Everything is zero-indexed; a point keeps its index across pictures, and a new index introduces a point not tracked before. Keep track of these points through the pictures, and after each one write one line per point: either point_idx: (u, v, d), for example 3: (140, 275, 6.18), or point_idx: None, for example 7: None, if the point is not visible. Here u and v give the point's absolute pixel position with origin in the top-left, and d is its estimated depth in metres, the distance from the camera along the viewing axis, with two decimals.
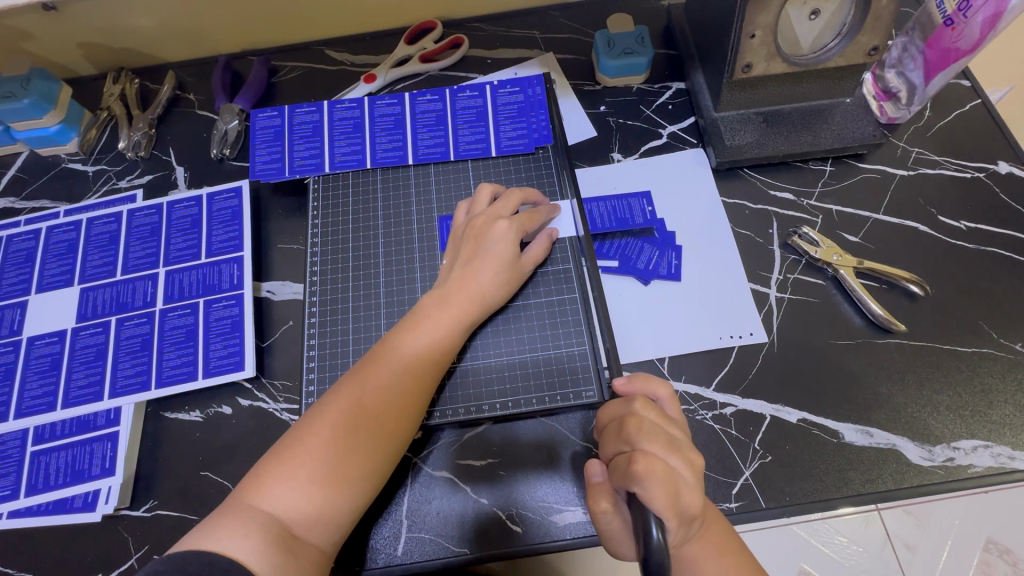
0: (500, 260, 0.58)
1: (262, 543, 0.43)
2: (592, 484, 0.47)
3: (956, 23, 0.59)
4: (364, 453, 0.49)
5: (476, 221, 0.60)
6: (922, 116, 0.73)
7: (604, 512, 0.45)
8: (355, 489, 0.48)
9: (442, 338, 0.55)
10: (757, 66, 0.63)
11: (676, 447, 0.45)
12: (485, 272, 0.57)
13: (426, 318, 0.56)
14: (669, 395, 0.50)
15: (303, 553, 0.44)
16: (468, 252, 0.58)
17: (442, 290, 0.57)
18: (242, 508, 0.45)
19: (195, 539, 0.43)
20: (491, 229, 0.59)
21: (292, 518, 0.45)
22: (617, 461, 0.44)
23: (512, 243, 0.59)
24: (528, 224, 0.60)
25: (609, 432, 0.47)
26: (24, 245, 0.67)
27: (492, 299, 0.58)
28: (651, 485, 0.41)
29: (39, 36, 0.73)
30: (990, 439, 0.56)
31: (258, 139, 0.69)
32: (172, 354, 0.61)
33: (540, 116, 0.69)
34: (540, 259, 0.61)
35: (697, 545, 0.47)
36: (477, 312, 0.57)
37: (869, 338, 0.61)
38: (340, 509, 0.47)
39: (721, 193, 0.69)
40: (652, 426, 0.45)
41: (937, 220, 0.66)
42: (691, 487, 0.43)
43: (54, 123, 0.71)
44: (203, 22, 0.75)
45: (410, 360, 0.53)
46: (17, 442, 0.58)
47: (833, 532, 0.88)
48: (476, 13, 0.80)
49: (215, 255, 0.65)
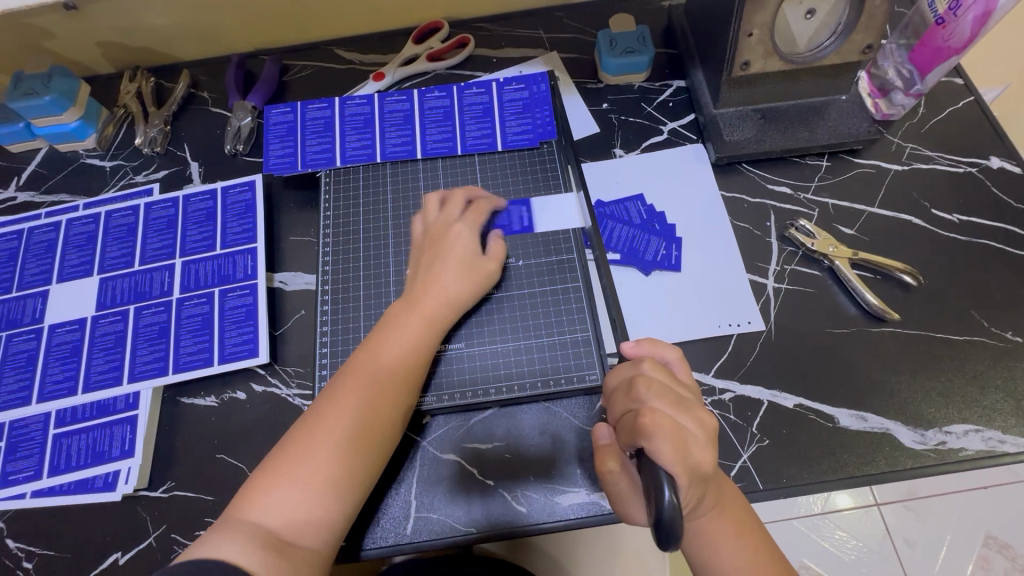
0: (461, 262, 0.59)
1: (255, 551, 0.44)
2: (600, 446, 0.50)
3: (947, 22, 0.61)
4: (344, 458, 0.50)
5: (432, 228, 0.62)
6: (916, 112, 0.75)
7: (611, 472, 0.49)
8: (342, 491, 0.49)
9: (411, 339, 0.56)
10: (755, 63, 0.65)
11: (686, 406, 0.46)
12: (449, 275, 0.59)
13: (397, 322, 0.57)
14: (676, 357, 0.51)
15: (298, 556, 0.46)
16: (428, 257, 0.60)
17: (410, 296, 0.58)
18: (232, 523, 0.46)
19: (198, 547, 0.44)
20: (445, 234, 0.61)
21: (283, 527, 0.46)
22: (626, 420, 0.46)
23: (470, 245, 0.61)
24: (478, 219, 0.63)
25: (619, 393, 0.49)
26: (45, 236, 0.69)
27: (461, 299, 0.59)
28: (660, 439, 0.42)
29: (58, 35, 0.75)
30: (981, 424, 0.58)
31: (271, 134, 0.71)
32: (189, 342, 0.63)
33: (545, 113, 0.71)
34: (503, 256, 0.63)
35: (715, 521, 0.48)
36: (446, 311, 0.58)
37: (864, 326, 0.63)
38: (330, 512, 0.48)
39: (720, 187, 0.71)
40: (661, 386, 0.47)
41: (930, 214, 0.68)
42: (701, 444, 0.44)
43: (73, 119, 0.73)
44: (217, 21, 0.77)
45: (383, 363, 0.54)
46: (40, 425, 0.60)
47: (833, 528, 0.98)
48: (482, 13, 0.82)
49: (229, 247, 0.67)
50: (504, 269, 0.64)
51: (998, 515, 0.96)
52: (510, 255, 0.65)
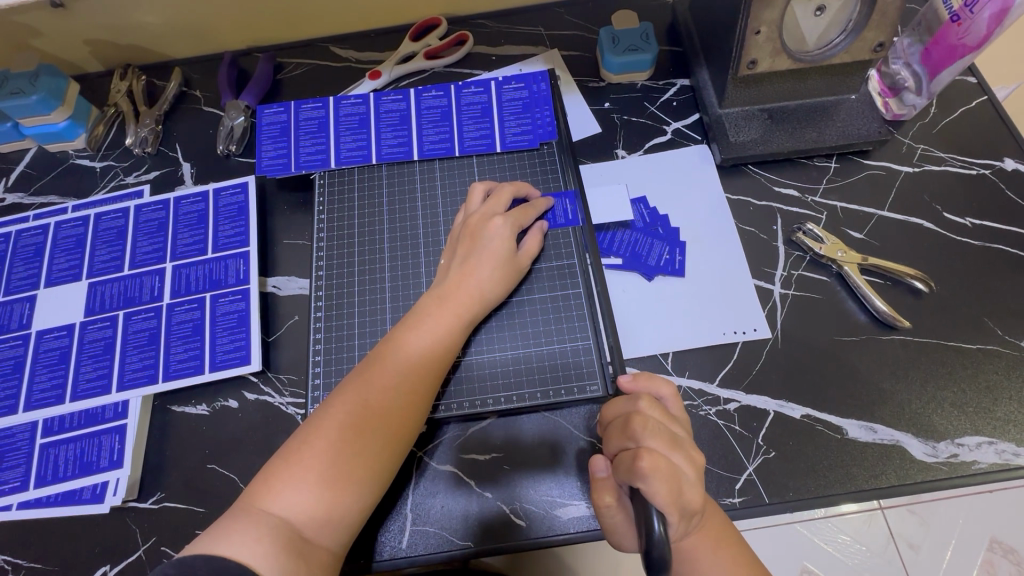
0: (496, 257, 0.58)
1: (272, 548, 0.43)
2: (597, 479, 0.49)
3: (962, 19, 0.59)
4: (370, 455, 0.49)
5: (471, 220, 0.60)
6: (927, 112, 0.72)
7: (608, 506, 0.48)
8: (363, 489, 0.48)
9: (444, 336, 0.55)
10: (763, 62, 0.62)
11: (679, 444, 0.47)
12: (484, 270, 0.58)
13: (427, 316, 0.56)
14: (671, 393, 0.52)
15: (312, 556, 0.45)
16: (464, 250, 0.59)
17: (441, 289, 0.57)
18: (253, 512, 0.45)
19: (208, 544, 0.43)
20: (486, 226, 0.59)
21: (303, 522, 0.46)
22: (622, 457, 0.47)
23: (506, 240, 0.59)
24: (522, 219, 0.61)
25: (615, 429, 0.50)
26: (33, 240, 0.68)
27: (491, 296, 0.58)
28: (655, 481, 0.43)
29: (47, 33, 0.73)
30: (995, 436, 0.56)
31: (263, 135, 0.69)
32: (179, 349, 0.61)
33: (545, 112, 0.69)
34: (536, 252, 0.61)
35: (701, 540, 0.49)
36: (477, 309, 0.57)
37: (874, 335, 0.61)
38: (349, 510, 0.47)
39: (726, 189, 0.69)
40: (656, 423, 0.48)
41: (942, 217, 0.66)
42: (692, 482, 0.45)
43: (62, 119, 0.71)
44: (209, 19, 0.75)
45: (413, 357, 0.53)
46: (26, 435, 0.58)
47: (837, 531, 0.87)
48: (480, 10, 0.80)
49: (221, 250, 0.66)
50: (531, 266, 0.63)
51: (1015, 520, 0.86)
52: (541, 252, 0.63)
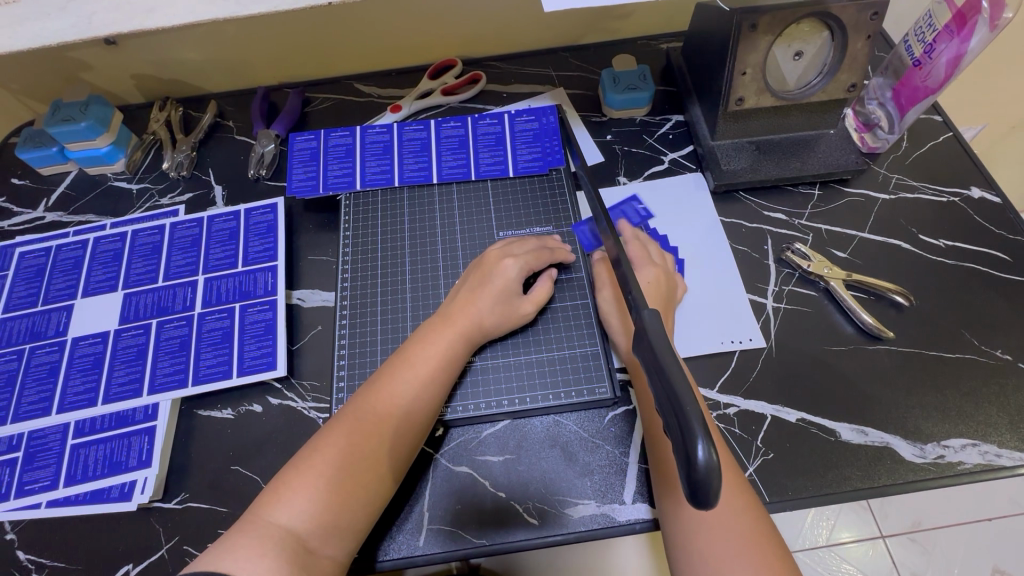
0: (496, 291, 0.62)
1: (277, 561, 0.45)
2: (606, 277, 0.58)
3: (924, 64, 0.67)
4: (375, 462, 0.52)
5: (489, 256, 0.65)
6: (900, 146, 0.80)
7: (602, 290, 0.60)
8: (369, 497, 0.51)
9: (446, 356, 0.59)
10: (749, 100, 0.69)
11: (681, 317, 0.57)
12: (485, 301, 0.61)
13: (429, 334, 0.60)
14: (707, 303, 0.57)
15: (316, 565, 0.47)
16: (473, 280, 0.63)
17: (444, 311, 0.61)
18: (260, 523, 0.47)
19: (216, 559, 0.45)
20: (497, 265, 0.63)
21: (310, 531, 0.48)
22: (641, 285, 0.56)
23: (513, 281, 0.63)
24: (534, 262, 0.65)
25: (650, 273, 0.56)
26: (72, 254, 0.72)
27: (493, 324, 0.62)
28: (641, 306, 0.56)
29: (96, 67, 0.80)
30: (977, 438, 0.60)
31: (295, 159, 0.75)
32: (208, 355, 0.64)
33: (553, 142, 0.76)
34: (543, 302, 0.64)
35: (717, 523, 0.48)
36: (475, 335, 0.61)
37: (860, 344, 0.66)
38: (354, 518, 0.50)
39: (719, 213, 0.75)
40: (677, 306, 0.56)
41: (917, 238, 0.72)
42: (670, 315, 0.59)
43: (105, 144, 0.76)
44: (244, 56, 0.82)
45: (422, 368, 0.57)
46: (58, 436, 0.61)
47: (840, 562, 1.11)
48: (493, 52, 0.88)
49: (251, 264, 0.70)
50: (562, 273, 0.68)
51: (994, 548, 1.11)
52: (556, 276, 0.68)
